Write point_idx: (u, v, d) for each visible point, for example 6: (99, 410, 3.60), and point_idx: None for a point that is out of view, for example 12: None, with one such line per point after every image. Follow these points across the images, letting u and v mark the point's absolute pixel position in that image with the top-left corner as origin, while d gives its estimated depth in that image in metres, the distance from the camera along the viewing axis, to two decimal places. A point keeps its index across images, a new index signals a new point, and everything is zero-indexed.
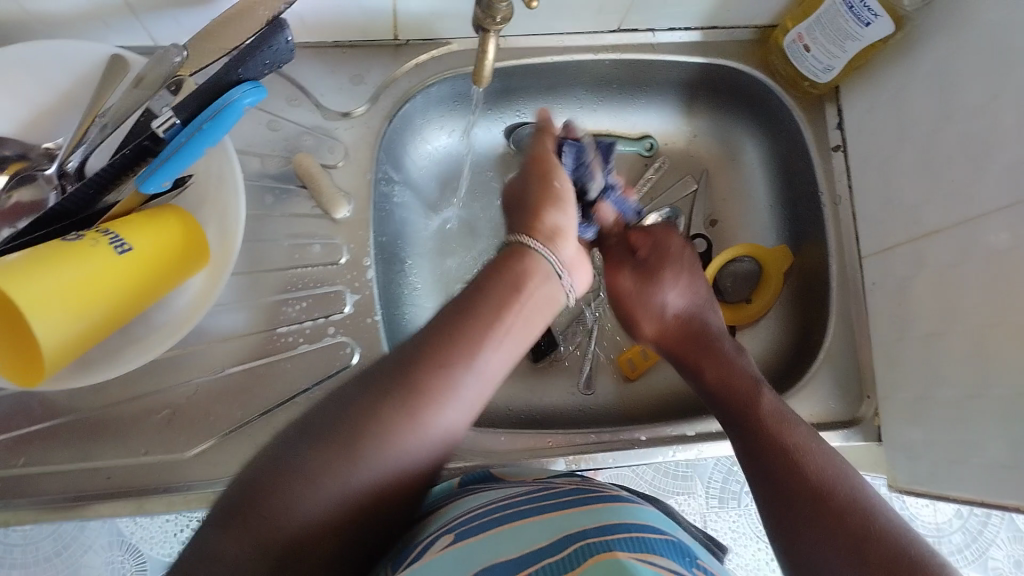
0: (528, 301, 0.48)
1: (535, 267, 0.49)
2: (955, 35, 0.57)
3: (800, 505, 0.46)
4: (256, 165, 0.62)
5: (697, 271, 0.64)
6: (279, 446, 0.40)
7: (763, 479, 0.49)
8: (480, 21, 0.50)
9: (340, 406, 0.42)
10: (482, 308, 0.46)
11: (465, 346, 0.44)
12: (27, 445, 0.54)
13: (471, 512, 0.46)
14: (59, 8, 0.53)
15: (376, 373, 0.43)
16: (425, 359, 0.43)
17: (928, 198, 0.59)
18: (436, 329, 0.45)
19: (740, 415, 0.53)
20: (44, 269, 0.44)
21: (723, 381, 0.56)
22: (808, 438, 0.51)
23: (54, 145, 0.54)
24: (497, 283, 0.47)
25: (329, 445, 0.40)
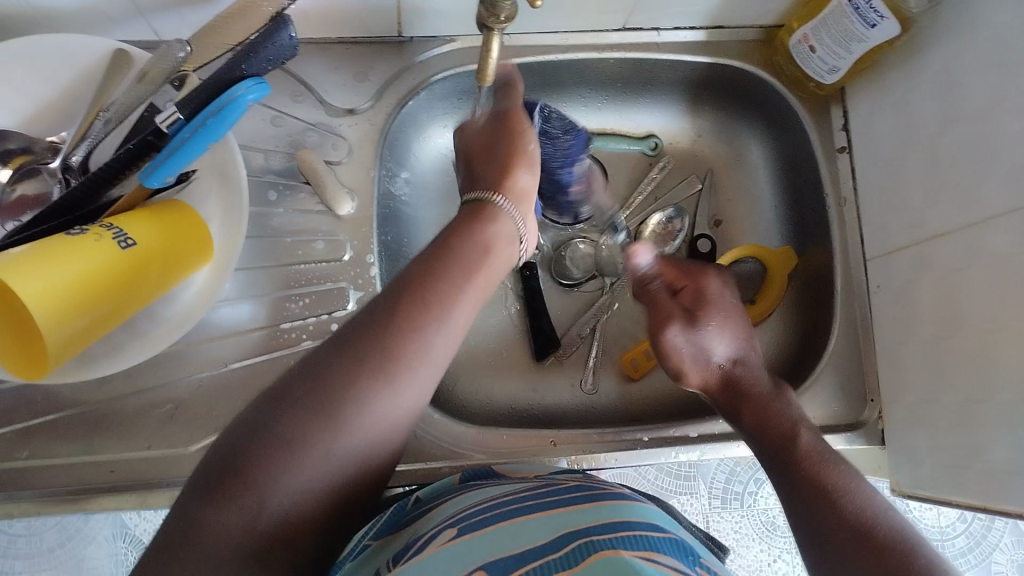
0: (482, 267, 0.49)
1: (490, 241, 0.51)
2: (961, 37, 0.57)
3: (843, 544, 0.43)
4: (260, 161, 0.62)
5: (738, 313, 0.61)
6: (252, 415, 0.40)
7: (805, 518, 0.46)
8: (482, 19, 0.49)
9: (311, 367, 0.41)
10: (447, 266, 0.47)
11: (430, 310, 0.44)
12: (31, 438, 0.55)
13: (470, 508, 0.46)
14: (64, 2, 0.53)
15: (347, 335, 0.43)
16: (396, 316, 0.43)
17: (933, 201, 0.59)
18: (402, 285, 0.45)
19: (783, 449, 0.51)
20: (48, 263, 0.44)
21: (771, 425, 0.54)
22: (853, 478, 0.48)
23: (57, 140, 0.55)
24: (456, 253, 0.48)
25: (302, 406, 0.39)
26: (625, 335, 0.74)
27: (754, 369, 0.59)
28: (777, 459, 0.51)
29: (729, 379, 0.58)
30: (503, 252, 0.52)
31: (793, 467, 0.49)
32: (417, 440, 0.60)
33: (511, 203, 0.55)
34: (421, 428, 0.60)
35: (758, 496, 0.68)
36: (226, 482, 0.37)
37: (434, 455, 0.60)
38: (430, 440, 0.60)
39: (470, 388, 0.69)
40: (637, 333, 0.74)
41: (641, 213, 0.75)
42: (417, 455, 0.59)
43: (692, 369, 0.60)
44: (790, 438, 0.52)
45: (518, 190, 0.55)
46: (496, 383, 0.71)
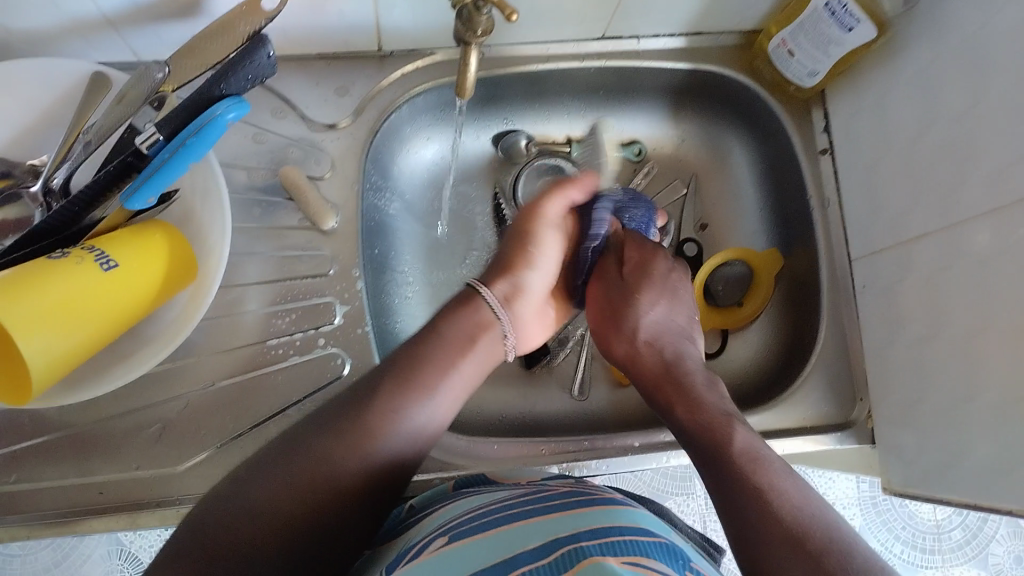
0: (469, 351, 0.52)
1: (479, 325, 0.53)
2: (935, 39, 0.57)
3: (772, 548, 0.42)
4: (243, 178, 0.62)
5: (681, 299, 0.61)
6: (235, 483, 0.43)
7: (732, 522, 0.45)
8: (459, 34, 0.50)
9: (298, 445, 0.45)
10: (431, 354, 0.50)
11: (410, 390, 0.48)
12: (19, 462, 0.55)
13: (462, 516, 0.46)
14: (41, 25, 0.53)
15: (335, 412, 0.47)
16: (377, 403, 0.47)
17: (915, 202, 0.59)
18: (388, 374, 0.49)
19: (708, 438, 0.49)
20: (28, 289, 0.44)
21: (705, 415, 0.51)
22: (788, 479, 0.46)
23: (38, 163, 0.54)
24: (444, 335, 0.51)
25: (287, 481, 0.43)
26: None
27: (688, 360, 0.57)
28: (703, 451, 0.49)
29: (654, 362, 0.56)
30: (492, 341, 0.54)
31: (720, 462, 0.47)
32: None
33: (500, 299, 0.55)
34: None
35: None
36: (203, 549, 0.40)
37: (425, 466, 0.60)
38: (420, 452, 0.60)
39: None
40: None
41: None
42: None
43: (628, 350, 0.58)
44: (718, 430, 0.49)
45: (509, 290, 0.56)
46: (486, 393, 0.71)
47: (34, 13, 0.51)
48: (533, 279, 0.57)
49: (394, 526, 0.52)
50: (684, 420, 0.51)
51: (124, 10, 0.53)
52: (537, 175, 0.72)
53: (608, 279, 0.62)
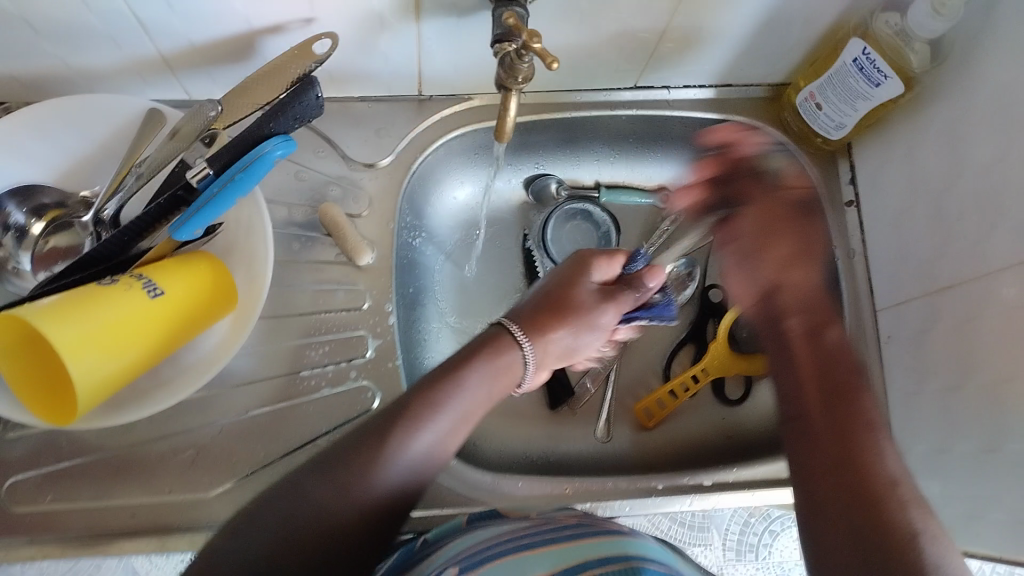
0: (478, 406, 0.51)
1: (493, 377, 0.52)
2: (962, 96, 0.59)
3: (863, 495, 0.45)
4: (284, 214, 0.64)
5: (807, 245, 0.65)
6: (227, 536, 0.42)
7: (817, 470, 0.48)
8: (501, 80, 0.51)
9: (291, 488, 0.44)
10: (446, 395, 0.50)
11: (415, 438, 0.47)
12: (56, 482, 0.56)
13: (472, 546, 0.47)
14: (103, 63, 0.56)
15: (333, 456, 0.46)
16: (379, 451, 0.46)
17: (940, 253, 0.60)
18: (395, 412, 0.48)
19: (831, 380, 0.53)
20: (79, 313, 0.46)
21: (829, 346, 0.55)
22: (890, 447, 0.48)
23: (89, 194, 0.57)
24: (455, 384, 0.50)
25: (279, 530, 0.43)
26: (637, 383, 0.75)
27: (828, 301, 0.60)
28: (831, 398, 0.51)
29: (805, 301, 0.60)
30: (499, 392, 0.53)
31: (839, 409, 0.51)
32: (433, 486, 0.60)
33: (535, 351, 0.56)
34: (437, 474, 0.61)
35: (773, 548, 0.66)
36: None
37: (448, 501, 0.60)
38: (445, 486, 0.61)
39: (485, 434, 0.71)
40: (650, 382, 0.75)
41: None
42: (433, 502, 0.60)
43: (791, 284, 0.60)
44: (851, 378, 0.53)
45: (544, 348, 0.57)
46: (510, 430, 0.72)
47: (98, 52, 0.54)
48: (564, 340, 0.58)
49: (412, 557, 0.52)
50: (804, 359, 0.55)
51: (182, 52, 0.55)
52: (565, 219, 0.75)
53: (764, 201, 0.65)
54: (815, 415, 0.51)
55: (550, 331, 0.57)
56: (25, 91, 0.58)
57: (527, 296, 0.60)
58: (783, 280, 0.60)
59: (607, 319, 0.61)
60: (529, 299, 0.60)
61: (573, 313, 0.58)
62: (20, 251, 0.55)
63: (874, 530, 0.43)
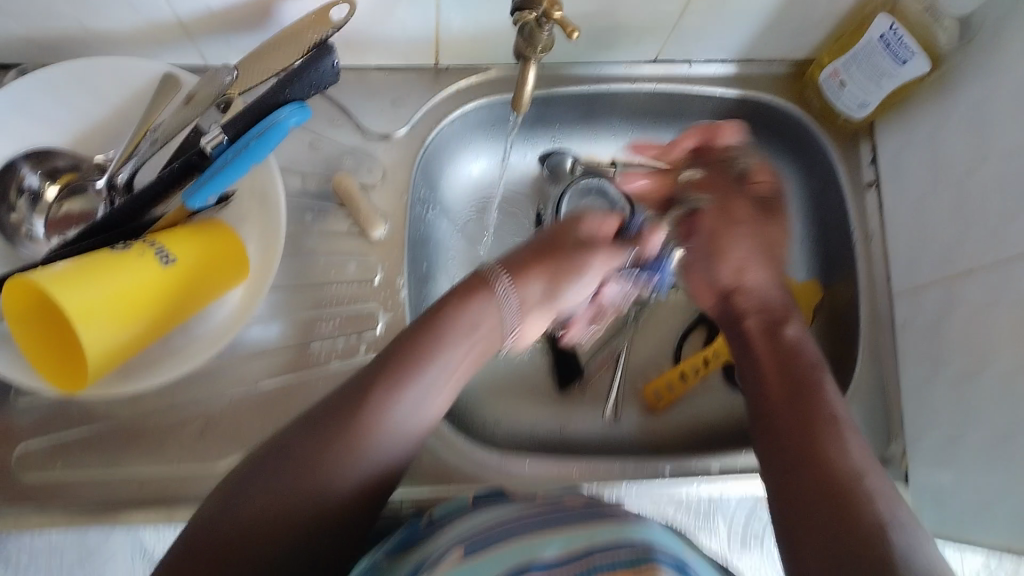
0: (467, 353, 0.50)
1: (477, 323, 0.51)
2: (989, 76, 0.57)
3: (822, 492, 0.43)
4: (297, 185, 0.64)
5: (761, 233, 0.60)
6: (220, 500, 0.42)
7: (778, 464, 0.46)
8: (521, 49, 0.51)
9: (280, 450, 0.43)
10: (433, 343, 0.49)
11: (406, 384, 0.46)
12: (66, 448, 0.56)
13: (479, 529, 0.47)
14: (118, 26, 0.55)
15: (327, 404, 0.45)
16: (372, 395, 0.45)
17: (962, 237, 0.59)
18: (379, 368, 0.47)
19: (795, 375, 0.50)
20: (91, 280, 0.46)
21: (789, 342, 0.53)
22: (856, 440, 0.45)
23: (104, 159, 0.56)
24: (443, 331, 0.49)
25: (272, 491, 0.42)
26: (648, 363, 0.74)
27: (788, 301, 0.57)
28: (793, 397, 0.49)
29: (761, 301, 0.56)
30: (488, 336, 0.52)
31: (800, 407, 0.48)
32: (439, 465, 0.61)
33: (514, 296, 0.54)
34: (445, 451, 0.61)
35: None
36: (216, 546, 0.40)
37: (456, 479, 0.60)
38: (452, 466, 0.61)
39: (495, 414, 0.71)
40: (661, 363, 0.74)
41: None
42: (439, 481, 0.60)
43: (749, 287, 0.57)
44: (816, 375, 0.50)
45: (525, 296, 0.55)
46: (520, 410, 0.72)
47: (113, 15, 0.53)
48: (548, 288, 0.56)
49: (416, 536, 0.51)
50: (762, 354, 0.52)
51: (197, 16, 0.54)
52: (580, 196, 0.71)
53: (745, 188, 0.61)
54: (778, 411, 0.48)
55: (531, 279, 0.55)
56: (40, 54, 0.58)
57: (516, 246, 0.57)
58: (750, 271, 0.58)
59: (597, 273, 0.58)
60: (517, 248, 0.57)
61: (556, 261, 0.56)
62: (33, 215, 0.54)
63: (841, 514, 0.41)
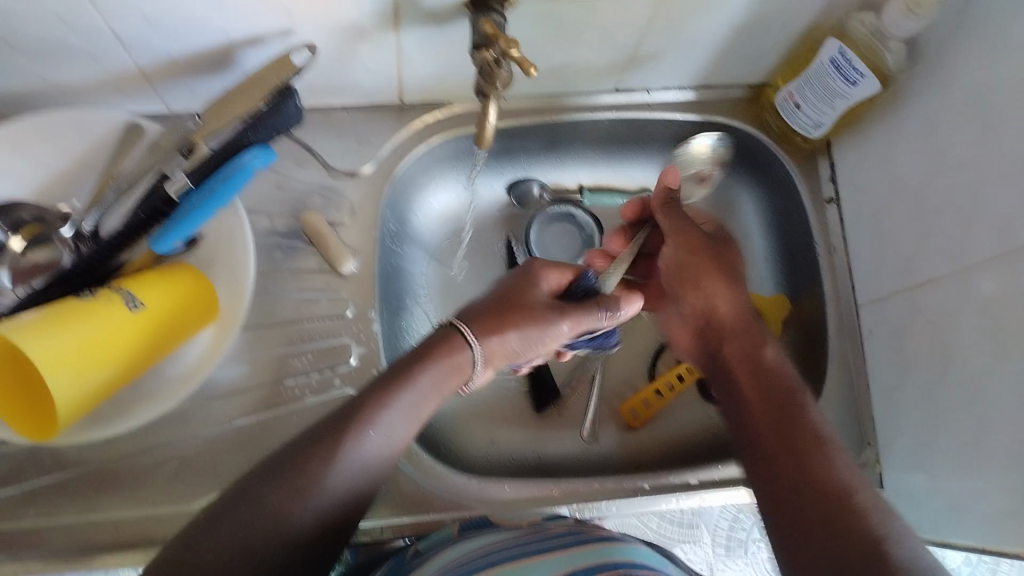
0: (433, 401, 0.52)
1: (443, 376, 0.53)
2: (939, 93, 0.59)
3: (825, 509, 0.45)
4: (265, 224, 0.64)
5: (728, 274, 0.61)
6: (181, 543, 0.42)
7: (780, 496, 0.48)
8: (480, 86, 0.51)
9: (244, 493, 0.44)
10: (399, 391, 0.50)
11: (374, 430, 0.48)
12: (37, 497, 0.55)
13: (459, 561, 0.47)
14: (75, 78, 0.55)
15: (297, 447, 0.46)
16: (342, 436, 0.47)
17: (921, 250, 0.61)
18: (345, 419, 0.48)
19: (779, 409, 0.52)
20: (57, 330, 0.46)
21: (774, 372, 0.54)
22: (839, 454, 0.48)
23: (68, 208, 0.56)
24: (411, 377, 0.51)
25: (234, 535, 0.42)
26: (622, 383, 0.75)
27: (756, 324, 0.58)
28: (776, 419, 0.51)
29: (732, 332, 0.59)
30: (450, 386, 0.54)
31: (795, 436, 0.50)
32: (420, 491, 0.61)
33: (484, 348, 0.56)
34: (422, 478, 0.61)
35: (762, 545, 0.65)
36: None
37: (436, 506, 0.60)
38: (432, 492, 0.61)
39: (471, 438, 0.71)
40: (635, 382, 0.75)
41: None
42: (416, 508, 0.60)
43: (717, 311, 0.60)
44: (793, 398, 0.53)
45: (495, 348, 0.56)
46: (498, 433, 0.72)
47: (71, 67, 0.54)
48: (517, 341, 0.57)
49: (402, 567, 0.51)
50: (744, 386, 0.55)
51: (157, 63, 0.55)
52: (549, 222, 0.74)
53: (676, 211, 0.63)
54: (762, 438, 0.51)
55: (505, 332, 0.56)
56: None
57: (480, 298, 0.59)
58: (723, 303, 0.59)
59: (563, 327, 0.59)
60: (482, 300, 0.58)
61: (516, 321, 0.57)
62: None
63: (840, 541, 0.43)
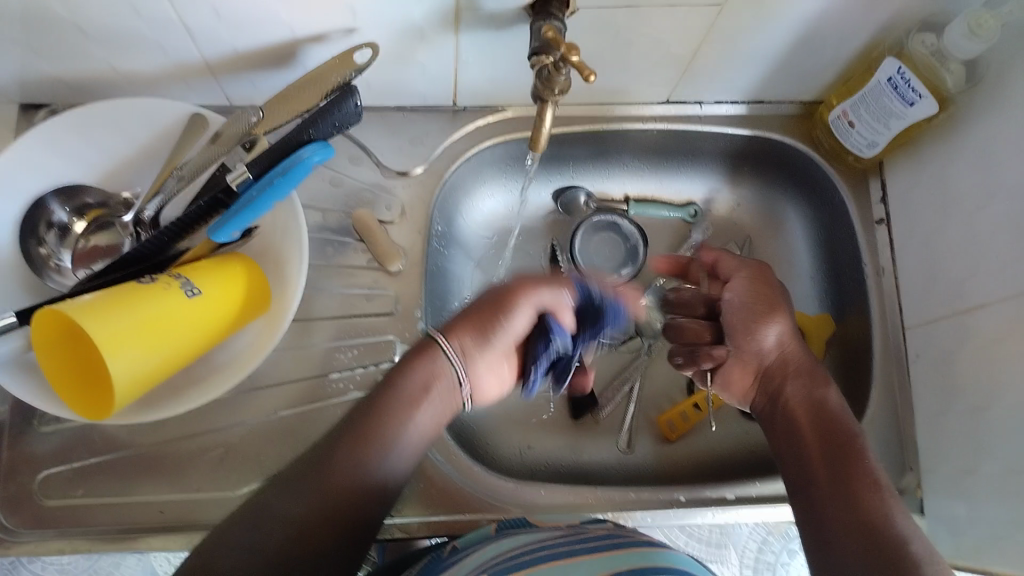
0: (429, 400, 0.52)
1: (436, 377, 0.53)
2: (998, 118, 0.58)
3: (889, 571, 0.46)
4: (317, 219, 0.65)
5: (777, 306, 0.60)
6: (200, 550, 0.44)
7: (842, 553, 0.48)
8: (538, 91, 0.52)
9: (260, 508, 0.46)
10: (398, 397, 0.51)
11: (379, 435, 0.49)
12: (87, 476, 0.57)
13: (498, 555, 0.48)
14: (145, 66, 0.57)
15: (306, 460, 0.48)
16: (344, 444, 0.48)
17: (972, 274, 0.60)
18: (352, 423, 0.49)
19: (841, 462, 0.52)
20: (119, 308, 0.47)
21: (835, 415, 0.55)
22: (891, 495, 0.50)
23: (130, 196, 0.59)
24: (404, 379, 0.52)
25: (252, 541, 0.44)
26: (661, 395, 0.75)
27: (809, 366, 0.58)
28: (837, 471, 0.51)
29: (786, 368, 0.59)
30: (446, 384, 0.53)
31: (847, 477, 0.51)
32: (457, 489, 0.61)
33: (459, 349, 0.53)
34: (461, 478, 0.62)
35: (790, 567, 0.65)
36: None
37: (473, 506, 0.61)
38: (468, 494, 0.61)
39: (508, 441, 0.71)
40: (674, 395, 0.75)
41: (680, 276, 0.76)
42: (451, 509, 0.61)
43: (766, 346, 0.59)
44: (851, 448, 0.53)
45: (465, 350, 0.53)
46: (536, 438, 0.72)
47: (141, 56, 0.55)
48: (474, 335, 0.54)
49: (438, 563, 0.52)
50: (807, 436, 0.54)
51: (223, 56, 0.56)
52: (594, 231, 0.75)
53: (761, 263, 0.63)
54: (824, 490, 0.51)
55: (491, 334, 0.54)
56: (68, 94, 0.60)
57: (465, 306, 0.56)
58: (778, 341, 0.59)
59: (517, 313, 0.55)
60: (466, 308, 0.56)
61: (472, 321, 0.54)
62: (61, 248, 0.56)
63: None
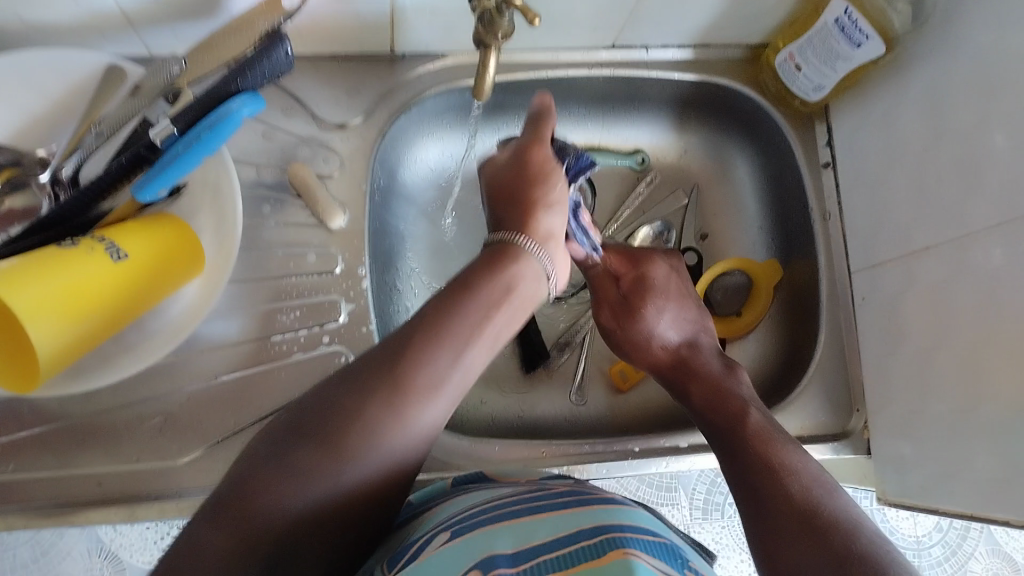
0: (505, 304, 0.50)
1: (512, 280, 0.51)
2: (945, 58, 0.58)
3: (790, 523, 0.44)
4: (251, 174, 0.62)
5: (685, 298, 0.65)
6: (245, 471, 0.41)
7: (766, 515, 0.46)
8: (480, 35, 0.50)
9: (325, 404, 0.44)
10: (467, 300, 0.49)
11: (440, 347, 0.46)
12: (17, 451, 0.54)
13: (464, 512, 0.47)
14: (54, 17, 0.53)
15: (363, 370, 0.45)
16: (414, 349, 0.45)
17: (918, 216, 0.60)
18: (402, 351, 0.45)
19: (728, 437, 0.53)
20: (39, 276, 0.45)
21: (716, 390, 0.58)
22: (795, 454, 0.50)
23: (46, 153, 0.54)
24: (476, 286, 0.49)
25: (295, 469, 0.41)
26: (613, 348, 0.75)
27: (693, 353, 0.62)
28: (724, 444, 0.53)
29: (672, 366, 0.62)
30: (529, 294, 0.52)
31: (743, 446, 0.52)
32: None
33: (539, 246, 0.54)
34: None
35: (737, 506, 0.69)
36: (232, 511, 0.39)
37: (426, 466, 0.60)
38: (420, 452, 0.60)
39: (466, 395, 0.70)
40: None
41: (629, 226, 0.77)
42: None
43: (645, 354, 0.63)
44: (736, 417, 0.54)
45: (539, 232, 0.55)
46: (491, 394, 0.71)
47: (50, 5, 0.51)
48: (556, 217, 0.56)
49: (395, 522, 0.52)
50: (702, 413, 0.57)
51: (141, 5, 0.53)
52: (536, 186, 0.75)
53: (607, 295, 0.66)
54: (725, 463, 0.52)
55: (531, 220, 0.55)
56: None
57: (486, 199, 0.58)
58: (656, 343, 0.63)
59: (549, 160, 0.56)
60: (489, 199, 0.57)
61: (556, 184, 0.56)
62: None
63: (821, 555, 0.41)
